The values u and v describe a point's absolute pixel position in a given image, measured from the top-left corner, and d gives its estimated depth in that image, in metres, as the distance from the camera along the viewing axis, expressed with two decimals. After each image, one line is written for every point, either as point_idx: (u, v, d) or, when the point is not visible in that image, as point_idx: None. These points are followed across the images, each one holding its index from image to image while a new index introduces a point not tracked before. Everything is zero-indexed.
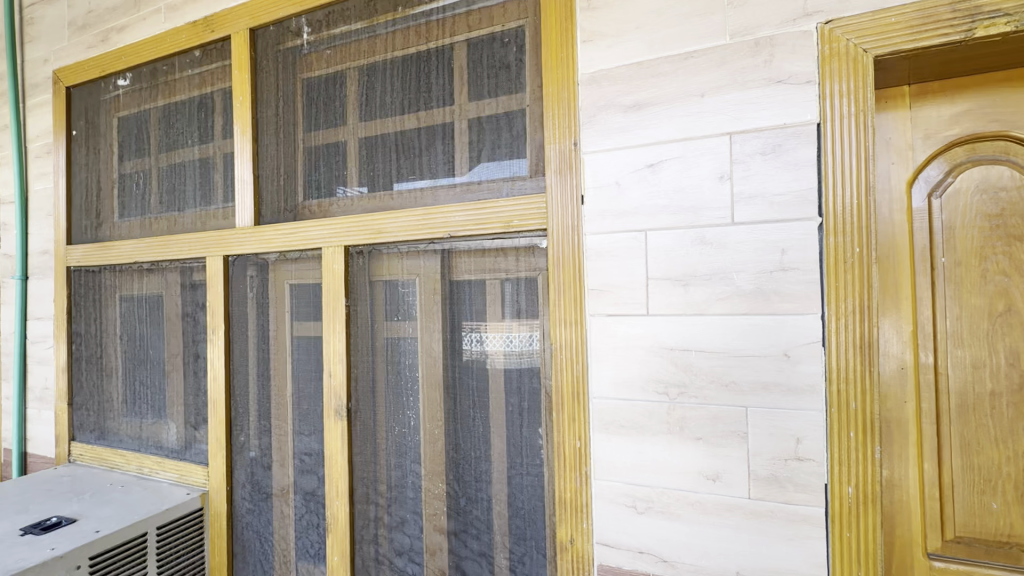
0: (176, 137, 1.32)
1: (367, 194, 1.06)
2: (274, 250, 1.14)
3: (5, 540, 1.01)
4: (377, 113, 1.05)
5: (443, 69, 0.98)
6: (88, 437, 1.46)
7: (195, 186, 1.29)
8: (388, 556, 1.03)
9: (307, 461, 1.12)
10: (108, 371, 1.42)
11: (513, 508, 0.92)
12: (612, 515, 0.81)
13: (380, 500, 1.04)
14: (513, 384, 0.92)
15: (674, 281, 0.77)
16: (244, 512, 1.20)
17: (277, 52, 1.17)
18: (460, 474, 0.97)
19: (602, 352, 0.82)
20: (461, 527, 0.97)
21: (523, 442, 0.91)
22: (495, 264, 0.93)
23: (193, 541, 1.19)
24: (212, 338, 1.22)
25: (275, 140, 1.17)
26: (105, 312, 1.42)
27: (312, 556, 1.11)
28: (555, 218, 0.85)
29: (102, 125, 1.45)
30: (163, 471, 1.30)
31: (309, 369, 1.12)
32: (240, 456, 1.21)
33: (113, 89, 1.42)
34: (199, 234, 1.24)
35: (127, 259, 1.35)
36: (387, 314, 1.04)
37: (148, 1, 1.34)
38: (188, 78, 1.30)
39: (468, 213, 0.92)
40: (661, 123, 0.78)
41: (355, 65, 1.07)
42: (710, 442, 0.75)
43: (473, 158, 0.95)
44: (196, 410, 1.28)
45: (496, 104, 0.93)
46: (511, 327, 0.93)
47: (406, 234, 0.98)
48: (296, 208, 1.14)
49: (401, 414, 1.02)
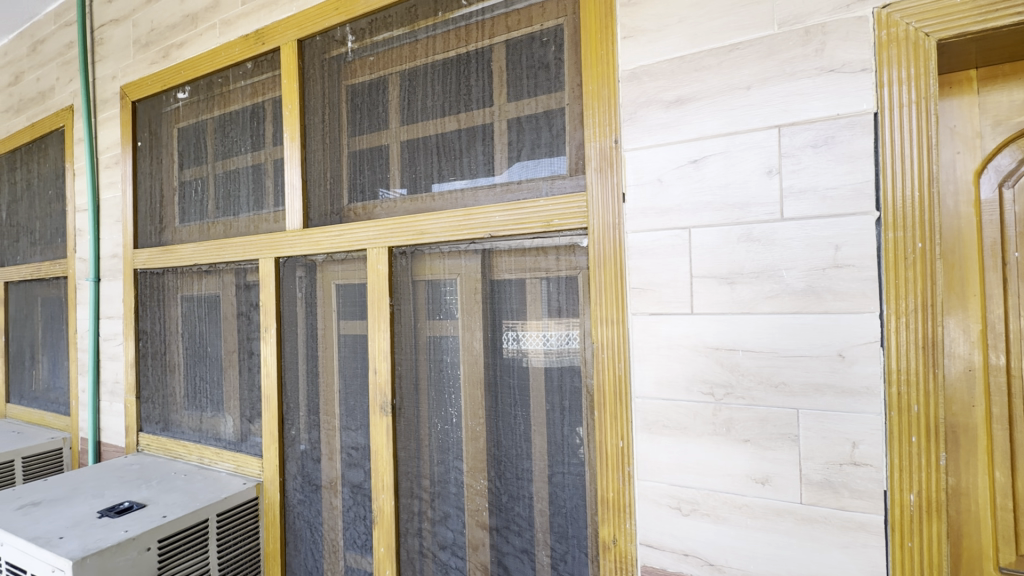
0: (231, 145, 1.39)
1: (409, 195, 1.09)
2: (322, 252, 1.18)
3: (85, 521, 1.09)
4: (419, 116, 1.07)
5: (482, 71, 0.99)
6: (154, 428, 1.56)
7: (249, 192, 1.35)
8: (432, 550, 1.06)
9: (354, 455, 1.16)
10: (171, 366, 1.51)
11: (555, 506, 0.92)
12: (655, 516, 0.80)
13: (424, 495, 1.07)
14: (554, 382, 0.93)
15: (719, 279, 0.75)
16: (296, 502, 1.26)
17: (323, 60, 1.21)
18: (502, 471, 0.98)
19: (644, 351, 0.81)
20: (504, 524, 0.98)
21: (564, 441, 0.91)
22: (536, 263, 0.94)
23: (249, 529, 1.26)
24: (265, 336, 1.28)
25: (322, 147, 1.21)
26: (168, 311, 1.52)
27: (359, 547, 1.15)
28: (596, 217, 0.84)
29: (164, 135, 1.54)
30: (222, 462, 1.38)
31: (355, 366, 1.16)
32: (292, 448, 1.26)
33: (174, 102, 1.51)
34: (252, 238, 1.30)
35: (188, 261, 1.43)
36: (430, 313, 1.06)
37: (204, 17, 1.42)
38: (241, 89, 1.37)
39: (509, 213, 0.93)
40: (705, 118, 0.76)
41: (397, 70, 1.10)
42: (758, 444, 0.73)
43: (513, 157, 0.96)
44: (251, 404, 1.34)
45: (535, 103, 0.93)
46: (551, 326, 0.93)
47: (447, 235, 1.00)
48: (342, 210, 1.18)
49: (444, 411, 1.05)
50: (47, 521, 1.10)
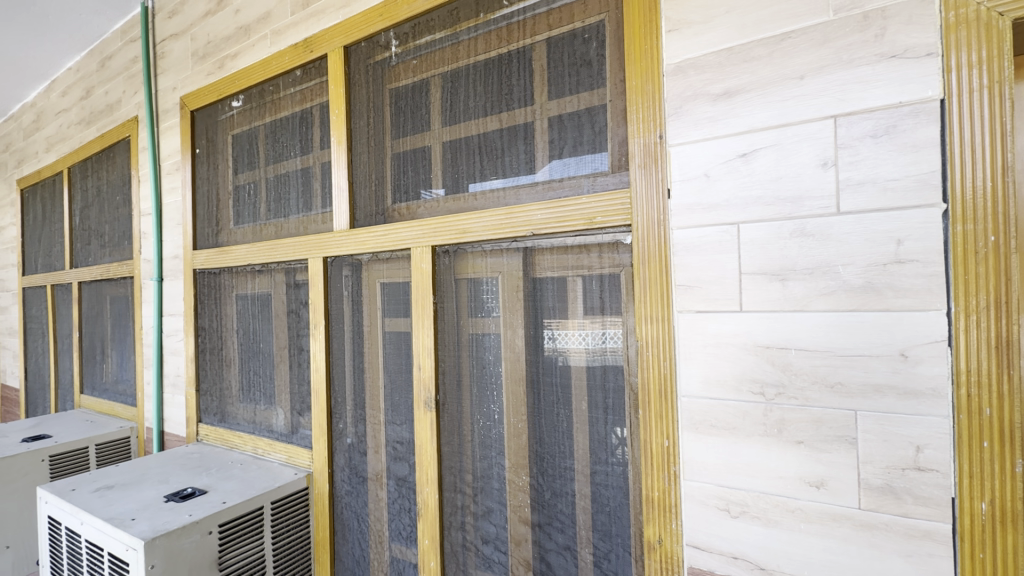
0: (282, 150, 1.45)
1: (451, 195, 1.11)
2: (368, 251, 1.22)
3: (154, 504, 1.17)
4: (461, 117, 1.09)
5: (524, 70, 1.00)
6: (211, 419, 1.65)
7: (298, 194, 1.41)
8: (475, 543, 1.08)
9: (399, 449, 1.19)
10: (227, 361, 1.60)
11: (598, 504, 0.92)
12: (703, 517, 0.78)
13: (467, 489, 1.09)
14: (597, 381, 0.92)
15: (771, 276, 0.73)
16: (344, 493, 1.30)
17: (368, 66, 1.25)
18: (544, 468, 0.99)
19: (690, 349, 0.80)
20: (546, 520, 0.98)
21: (607, 439, 0.91)
22: (578, 260, 0.94)
23: (301, 518, 1.31)
24: (314, 332, 1.33)
25: (368, 150, 1.25)
26: (225, 309, 1.60)
27: (404, 538, 1.18)
28: (640, 213, 0.83)
29: (219, 142, 1.63)
30: (274, 452, 1.45)
31: (399, 362, 1.19)
32: (340, 441, 1.31)
33: (229, 110, 1.59)
34: (301, 238, 1.36)
35: (242, 261, 1.51)
36: (471, 311, 1.08)
37: (256, 28, 1.49)
38: (291, 96, 1.43)
39: (551, 211, 0.94)
40: (755, 110, 0.74)
41: (439, 72, 1.12)
42: (813, 446, 0.70)
43: (554, 155, 0.96)
44: (301, 398, 1.40)
45: (577, 100, 0.93)
46: (593, 324, 0.93)
47: (490, 233, 1.01)
48: (386, 210, 1.22)
49: (486, 408, 1.06)
50: (121, 503, 1.18)
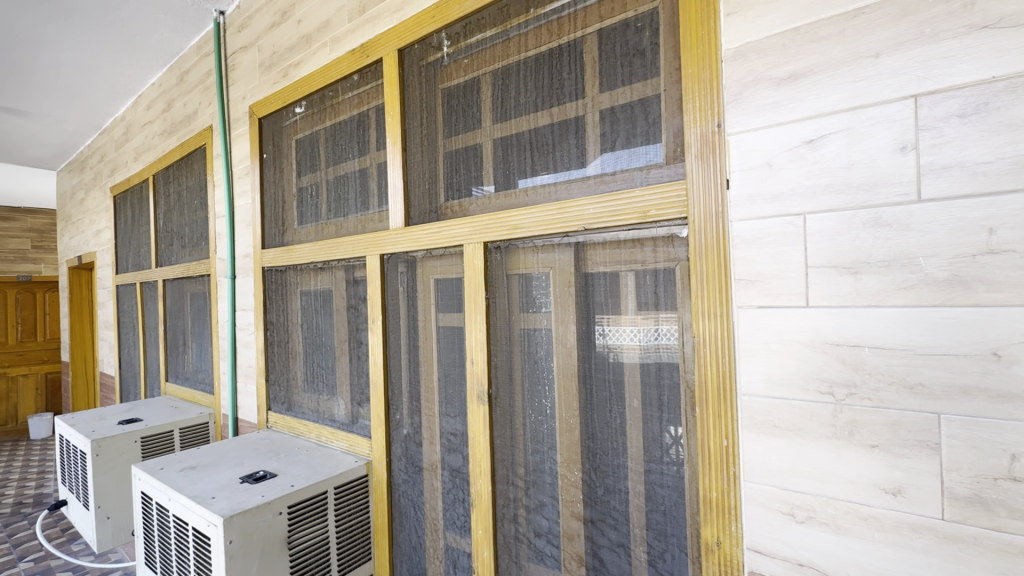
0: (341, 152, 1.52)
1: (502, 192, 1.12)
2: (422, 248, 1.26)
3: (231, 485, 1.27)
4: (512, 114, 1.09)
5: (575, 63, 0.99)
6: (280, 407, 1.76)
7: (356, 194, 1.47)
8: (528, 536, 1.09)
9: (453, 441, 1.22)
10: (293, 353, 1.70)
11: (652, 502, 0.90)
12: (766, 521, 0.75)
13: (519, 482, 1.10)
14: (651, 378, 0.91)
15: (841, 269, 0.69)
16: (401, 481, 1.35)
17: (421, 67, 1.28)
18: (596, 464, 0.98)
19: (751, 347, 0.76)
20: (599, 516, 0.98)
21: (662, 437, 0.89)
22: (631, 255, 0.93)
23: (361, 503, 1.38)
24: (372, 327, 1.39)
25: (421, 149, 1.28)
26: (290, 304, 1.70)
27: (458, 528, 1.21)
28: (696, 206, 0.81)
29: (284, 146, 1.73)
30: (336, 441, 1.52)
31: (453, 356, 1.22)
32: (397, 432, 1.36)
33: (292, 116, 1.69)
34: (360, 236, 1.41)
35: (306, 259, 1.59)
36: (523, 306, 1.09)
37: (317, 37, 1.56)
38: (349, 100, 1.49)
39: (603, 205, 0.92)
40: (824, 93, 0.70)
41: (491, 70, 1.13)
42: (889, 450, 0.66)
43: (606, 148, 0.95)
44: (360, 389, 1.46)
45: (630, 92, 0.91)
46: (647, 320, 0.91)
47: (541, 229, 1.01)
48: (439, 208, 1.25)
49: (538, 403, 1.06)
50: (203, 482, 1.29)
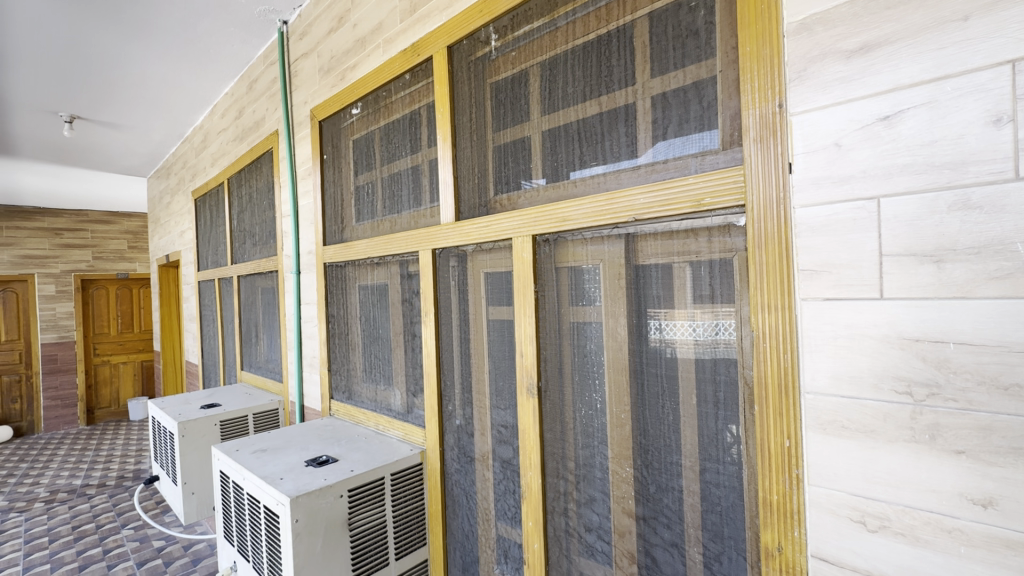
0: (395, 150, 1.57)
1: (551, 184, 1.11)
2: (472, 242, 1.27)
3: (297, 467, 1.35)
4: (559, 105, 1.08)
5: (624, 49, 0.96)
6: (341, 396, 1.85)
7: (409, 191, 1.51)
8: (578, 530, 1.08)
9: (504, 432, 1.23)
10: (353, 345, 1.78)
11: (708, 503, 0.87)
12: (832, 528, 0.70)
13: (569, 476, 1.10)
14: (706, 374, 0.87)
15: (921, 257, 0.63)
16: (454, 471, 1.39)
17: (470, 62, 1.29)
18: (649, 461, 0.96)
19: (816, 342, 0.71)
20: (652, 514, 0.96)
21: (719, 435, 0.86)
22: (685, 246, 0.89)
23: (416, 490, 1.43)
24: (425, 320, 1.42)
25: (470, 144, 1.30)
26: (350, 298, 1.78)
27: (509, 519, 1.23)
28: (754, 192, 0.77)
29: (343, 147, 1.80)
30: (393, 429, 1.58)
31: (503, 349, 1.23)
32: (450, 423, 1.39)
33: (350, 117, 1.75)
34: (413, 232, 1.45)
35: (363, 255, 1.66)
36: (572, 299, 1.08)
37: (371, 40, 1.61)
38: (402, 99, 1.53)
39: (655, 195, 0.89)
40: (901, 64, 0.63)
41: (538, 61, 1.12)
42: (977, 457, 0.59)
43: (658, 136, 0.91)
44: (415, 380, 1.51)
45: (683, 75, 0.88)
46: (703, 313, 0.88)
47: (590, 220, 1.00)
48: (489, 202, 1.26)
49: (588, 396, 1.05)
50: (273, 464, 1.38)
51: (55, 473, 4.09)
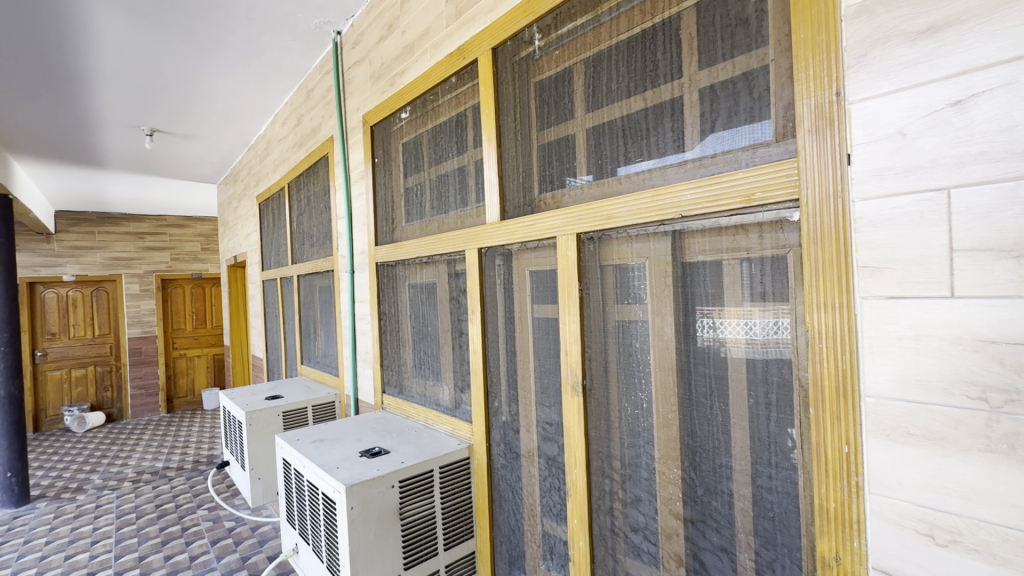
0: (442, 152, 1.61)
1: (596, 181, 1.10)
2: (517, 241, 1.29)
3: (353, 458, 1.42)
4: (604, 102, 1.07)
5: (670, 42, 0.94)
6: (392, 390, 1.92)
7: (456, 191, 1.54)
8: (624, 530, 1.07)
9: (549, 430, 1.24)
10: (403, 341, 1.84)
11: (760, 508, 0.85)
12: (897, 541, 0.66)
13: (615, 476, 1.09)
14: (758, 375, 0.85)
15: (998, 253, 0.58)
16: (500, 466, 1.41)
17: (514, 63, 1.31)
18: (697, 463, 0.94)
19: (877, 343, 0.68)
20: (700, 517, 0.93)
21: (772, 438, 0.83)
22: (734, 242, 0.87)
23: (464, 484, 1.46)
24: (472, 318, 1.45)
25: (515, 144, 1.31)
26: (400, 296, 1.85)
27: (554, 515, 1.24)
28: (809, 185, 0.73)
29: (393, 151, 1.87)
30: (441, 423, 1.63)
31: (548, 347, 1.24)
32: (496, 419, 1.42)
33: (399, 121, 1.81)
34: (460, 231, 1.49)
35: (412, 254, 1.71)
36: (618, 298, 1.07)
37: (419, 45, 1.66)
38: (448, 101, 1.56)
39: (702, 190, 0.87)
40: (975, 44, 0.59)
41: (582, 59, 1.11)
42: None
43: (706, 130, 0.89)
44: (462, 376, 1.55)
45: (732, 66, 0.85)
46: (755, 312, 0.85)
47: (635, 218, 0.99)
48: (533, 201, 1.27)
49: (634, 396, 1.04)
50: (330, 454, 1.46)
51: (141, 456, 4.50)
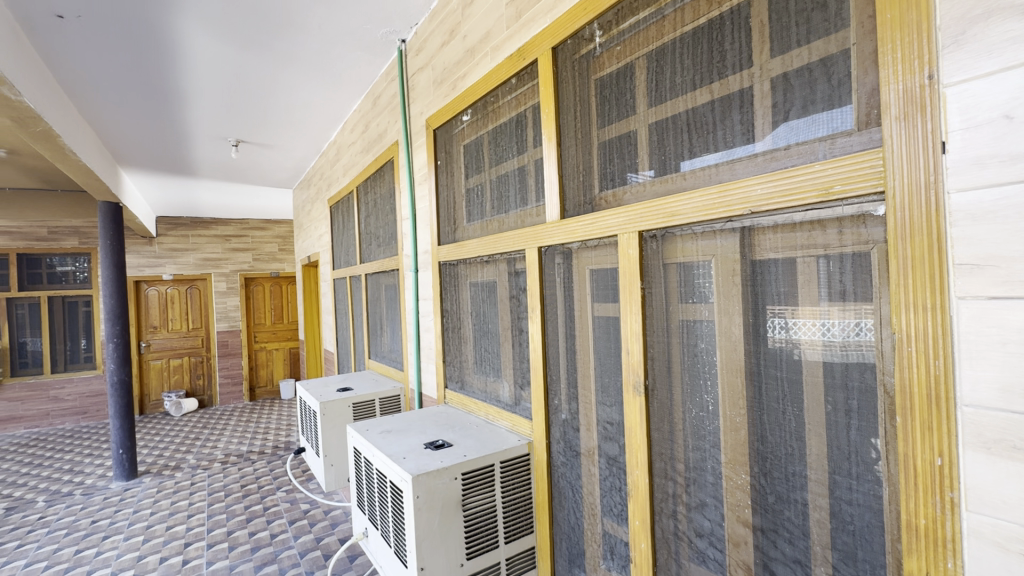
0: (503, 153, 1.63)
1: (659, 177, 1.08)
2: (577, 239, 1.29)
3: (418, 449, 1.48)
4: (667, 95, 1.04)
5: (739, 30, 0.90)
6: (454, 385, 1.98)
7: (516, 191, 1.57)
8: (688, 535, 1.05)
9: (610, 429, 1.23)
10: (464, 337, 1.89)
11: (838, 520, 0.80)
12: (999, 564, 0.61)
13: (678, 478, 1.06)
14: (836, 379, 0.80)
15: None
16: (560, 464, 1.42)
17: (574, 61, 1.30)
18: (767, 469, 0.90)
19: (977, 348, 0.62)
20: (771, 526, 0.90)
21: (853, 447, 0.78)
22: (809, 239, 0.82)
23: (523, 479, 1.49)
24: (532, 316, 1.47)
25: (575, 142, 1.31)
26: (461, 294, 1.90)
27: (615, 515, 1.23)
28: (895, 176, 0.68)
29: (454, 152, 1.92)
30: (501, 419, 1.66)
31: (609, 345, 1.23)
32: (556, 416, 1.43)
33: (461, 124, 1.86)
34: (520, 230, 1.50)
35: (473, 253, 1.75)
36: (682, 297, 1.04)
37: (479, 49, 1.70)
38: (509, 102, 1.59)
39: (773, 185, 0.83)
40: None
41: (644, 53, 1.09)
42: None
43: (778, 120, 0.85)
44: (522, 373, 1.57)
45: (808, 52, 0.80)
46: (835, 312, 0.80)
47: (700, 215, 0.96)
48: (594, 199, 1.26)
49: (699, 398, 1.01)
50: (397, 445, 1.53)
51: (228, 440, 4.92)
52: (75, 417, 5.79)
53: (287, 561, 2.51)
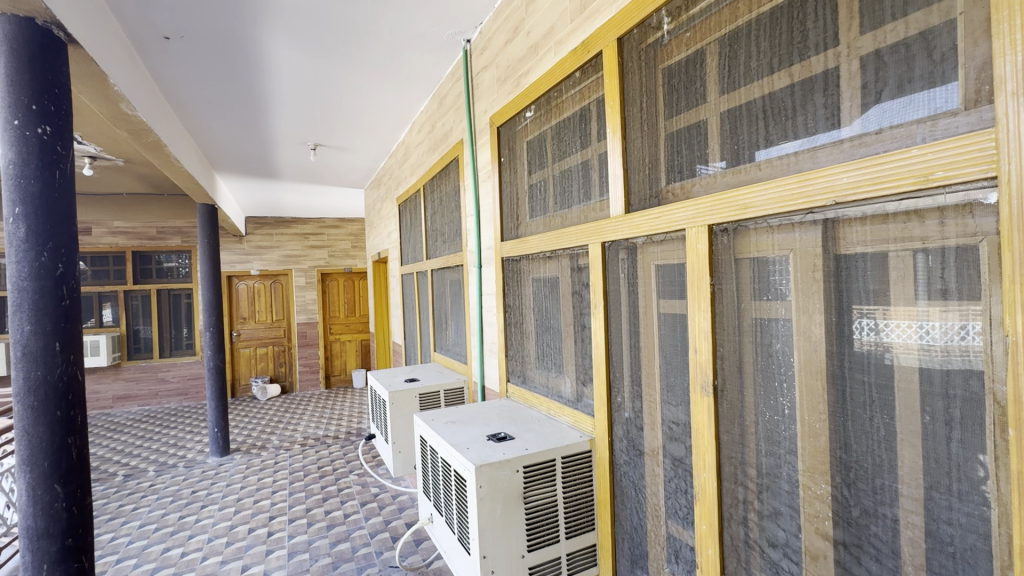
0: (566, 147, 1.62)
1: (731, 168, 1.03)
2: (642, 234, 1.26)
3: (480, 441, 1.52)
4: (740, 81, 0.99)
5: (824, 6, 0.84)
6: (516, 379, 2.01)
7: (579, 186, 1.55)
8: (761, 544, 0.99)
9: (676, 429, 1.20)
10: (527, 333, 1.91)
11: (934, 540, 0.73)
12: None
13: (750, 484, 1.01)
14: (935, 387, 0.73)
15: None
16: (623, 462, 1.40)
17: (641, 51, 1.27)
18: (851, 480, 0.83)
19: None
20: (854, 541, 0.83)
21: (954, 460, 0.71)
22: (905, 231, 0.75)
23: (585, 475, 1.48)
24: (595, 312, 1.45)
25: (641, 134, 1.28)
26: (524, 290, 1.92)
27: (680, 518, 1.19)
28: (1012, 159, 0.61)
29: (518, 148, 1.93)
30: (563, 415, 1.66)
31: (675, 343, 1.19)
32: (619, 414, 1.41)
33: (524, 120, 1.87)
34: (583, 226, 1.49)
35: (536, 249, 1.76)
36: (755, 293, 0.99)
37: (543, 44, 1.69)
38: (572, 96, 1.57)
39: (862, 172, 0.77)
40: None
41: (716, 38, 1.04)
42: None
43: (868, 103, 0.78)
44: (584, 369, 1.56)
45: (904, 26, 0.73)
46: (934, 312, 0.72)
47: (777, 206, 0.90)
48: (660, 192, 1.22)
49: (773, 400, 0.96)
50: (461, 436, 1.58)
51: (307, 424, 5.29)
52: (178, 397, 6.46)
53: (359, 540, 2.66)
